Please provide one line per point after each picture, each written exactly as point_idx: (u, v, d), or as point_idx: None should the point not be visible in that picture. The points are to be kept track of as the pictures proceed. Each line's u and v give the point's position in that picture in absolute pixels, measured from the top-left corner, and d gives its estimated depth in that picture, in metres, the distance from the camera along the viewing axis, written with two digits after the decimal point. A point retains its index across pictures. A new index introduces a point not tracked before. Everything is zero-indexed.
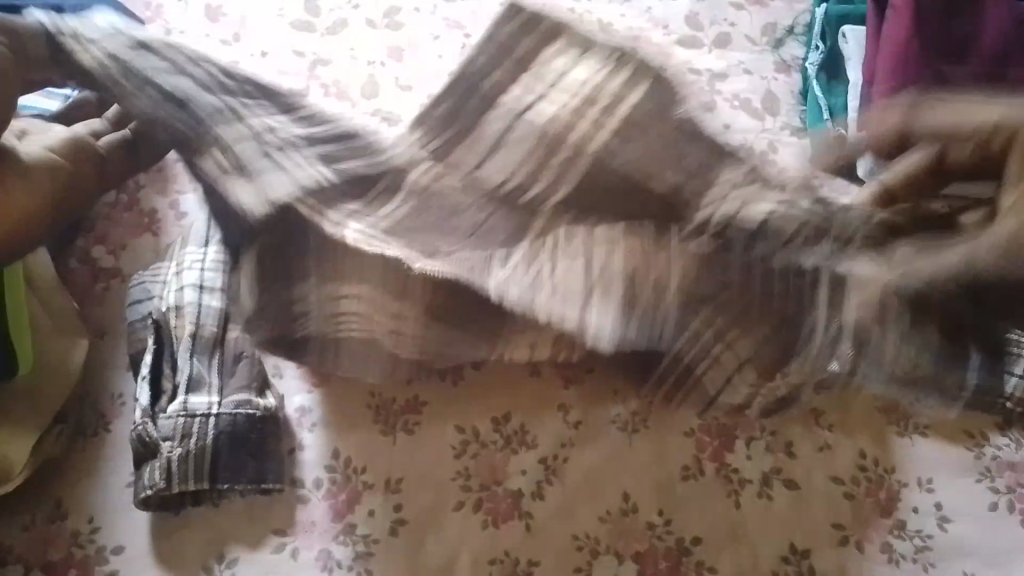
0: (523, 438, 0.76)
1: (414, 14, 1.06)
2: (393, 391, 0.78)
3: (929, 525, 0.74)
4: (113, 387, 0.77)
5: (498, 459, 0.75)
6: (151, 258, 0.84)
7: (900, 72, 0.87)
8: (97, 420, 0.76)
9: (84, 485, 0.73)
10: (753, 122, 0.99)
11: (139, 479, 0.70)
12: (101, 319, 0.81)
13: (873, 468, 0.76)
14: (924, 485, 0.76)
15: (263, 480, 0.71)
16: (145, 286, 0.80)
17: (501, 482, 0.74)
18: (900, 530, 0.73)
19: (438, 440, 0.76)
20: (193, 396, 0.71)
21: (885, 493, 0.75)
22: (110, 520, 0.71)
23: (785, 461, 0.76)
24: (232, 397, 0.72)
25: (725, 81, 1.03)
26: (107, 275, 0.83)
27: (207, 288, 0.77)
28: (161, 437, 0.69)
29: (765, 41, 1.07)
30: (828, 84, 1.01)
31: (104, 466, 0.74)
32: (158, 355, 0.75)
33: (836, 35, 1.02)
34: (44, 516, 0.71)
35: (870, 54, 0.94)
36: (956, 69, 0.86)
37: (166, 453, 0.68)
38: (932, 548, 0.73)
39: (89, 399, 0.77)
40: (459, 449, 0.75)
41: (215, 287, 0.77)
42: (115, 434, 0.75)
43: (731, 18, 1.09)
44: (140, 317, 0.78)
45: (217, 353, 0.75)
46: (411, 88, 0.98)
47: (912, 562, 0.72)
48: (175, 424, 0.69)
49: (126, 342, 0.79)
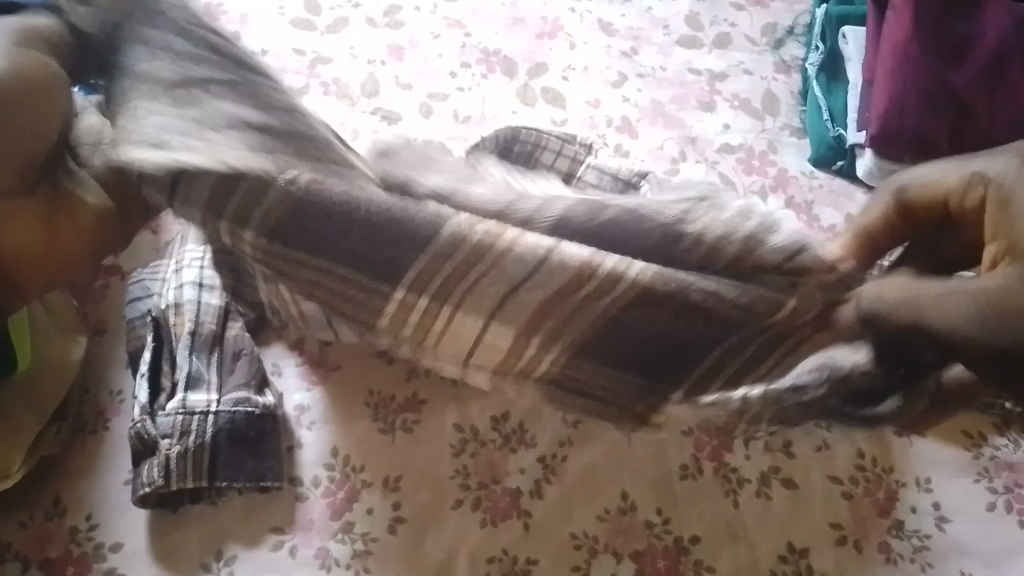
0: (523, 436, 0.76)
1: (414, 13, 1.06)
2: (394, 390, 0.78)
3: (929, 525, 0.74)
4: (113, 385, 0.78)
5: (498, 458, 0.75)
6: (151, 255, 0.84)
7: (901, 73, 0.87)
8: (96, 418, 0.76)
9: (83, 483, 0.73)
10: (753, 123, 1.00)
11: (138, 477, 0.69)
12: (100, 317, 0.81)
13: (871, 467, 0.77)
14: (923, 485, 0.76)
15: (263, 478, 0.71)
16: (144, 284, 0.80)
17: (501, 481, 0.74)
18: (899, 530, 0.74)
19: (438, 437, 0.76)
20: (192, 394, 0.70)
21: (884, 492, 0.75)
22: (108, 517, 0.71)
23: (785, 461, 0.77)
24: (231, 395, 0.71)
25: (725, 81, 1.03)
26: (107, 273, 0.83)
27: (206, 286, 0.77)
28: (160, 435, 0.69)
29: (765, 41, 1.07)
30: (828, 85, 1.00)
31: (103, 463, 0.74)
32: (157, 353, 0.74)
33: (837, 36, 1.02)
34: (42, 513, 0.71)
35: (871, 55, 0.94)
36: (954, 71, 0.86)
37: (165, 451, 0.68)
38: (931, 548, 0.73)
39: (87, 395, 0.77)
40: (458, 447, 0.76)
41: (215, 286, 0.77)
42: (115, 431, 0.75)
43: (731, 18, 1.09)
44: (139, 315, 0.78)
45: (216, 351, 0.75)
46: (412, 88, 0.99)
47: (912, 562, 0.72)
48: (174, 422, 0.68)
49: (126, 340, 0.79)
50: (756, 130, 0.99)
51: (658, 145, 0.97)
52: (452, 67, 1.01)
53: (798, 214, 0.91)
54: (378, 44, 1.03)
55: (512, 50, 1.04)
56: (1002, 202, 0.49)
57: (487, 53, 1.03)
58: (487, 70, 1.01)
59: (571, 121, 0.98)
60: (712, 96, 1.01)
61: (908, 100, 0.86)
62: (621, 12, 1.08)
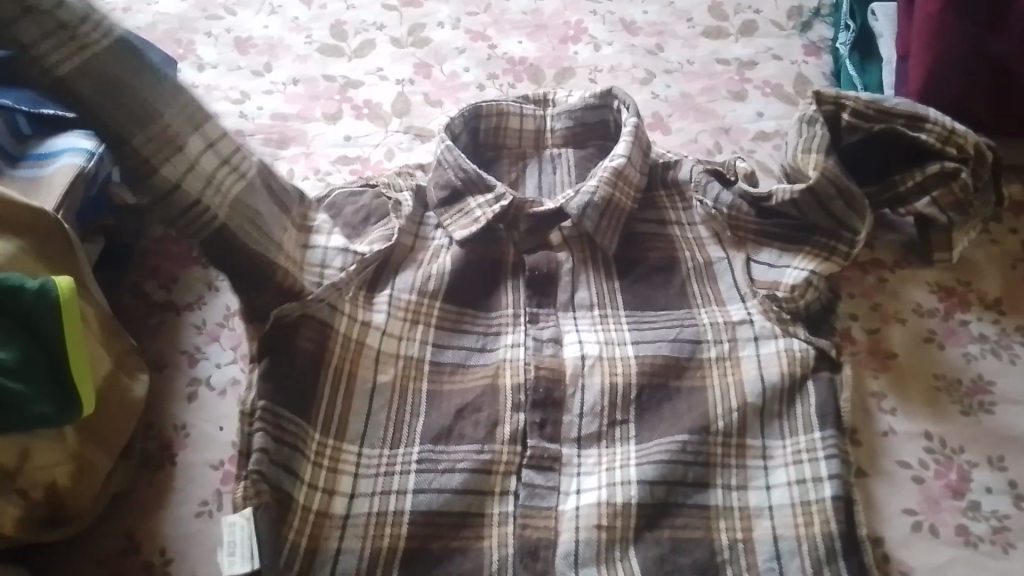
0: (544, 460, 0.74)
1: (438, 28, 1.10)
2: (335, 468, 0.74)
3: (1005, 505, 0.73)
4: (176, 419, 0.79)
5: (539, 491, 0.73)
6: (203, 289, 0.87)
7: (934, 47, 0.90)
8: (163, 453, 0.77)
9: (157, 517, 0.74)
10: (785, 108, 1.01)
11: (325, 403, 0.76)
12: (158, 353, 0.83)
13: (939, 448, 0.76)
14: (994, 463, 0.75)
15: (326, 513, 0.72)
16: (321, 419, 0.75)
17: (555, 507, 0.73)
18: (974, 512, 0.72)
19: (448, 484, 0.73)
20: (348, 424, 0.76)
21: (955, 474, 0.75)
22: (182, 549, 0.72)
23: (867, 465, 0.75)
24: (400, 284, 0.83)
25: (754, 69, 1.05)
26: (161, 309, 0.86)
27: (363, 436, 0.76)
28: (389, 515, 0.72)
29: (792, 24, 1.10)
30: (861, 64, 1.04)
31: (173, 497, 0.75)
32: (329, 407, 0.76)
33: (865, 13, 1.07)
34: (117, 550, 0.72)
35: (903, 33, 0.97)
36: (994, 37, 0.88)
37: (357, 522, 0.71)
38: (1010, 528, 0.71)
39: (152, 430, 0.78)
40: (452, 482, 0.73)
41: (349, 411, 0.77)
42: (182, 464, 0.77)
43: (755, 4, 1.12)
44: (334, 431, 0.75)
45: (384, 412, 0.77)
46: (441, 104, 1.02)
47: (992, 544, 0.71)
48: (365, 526, 0.71)
49: (333, 421, 0.76)
50: (790, 115, 1.00)
51: (692, 138, 0.99)
52: (479, 79, 1.05)
53: (811, 261, 0.83)
54: (404, 62, 1.06)
55: (536, 56, 1.07)
56: (949, 228, 0.85)
57: (512, 62, 1.06)
58: (513, 79, 1.05)
59: (568, 155, 0.95)
60: (742, 85, 1.03)
61: (944, 72, 0.90)
62: (642, 9, 1.12)
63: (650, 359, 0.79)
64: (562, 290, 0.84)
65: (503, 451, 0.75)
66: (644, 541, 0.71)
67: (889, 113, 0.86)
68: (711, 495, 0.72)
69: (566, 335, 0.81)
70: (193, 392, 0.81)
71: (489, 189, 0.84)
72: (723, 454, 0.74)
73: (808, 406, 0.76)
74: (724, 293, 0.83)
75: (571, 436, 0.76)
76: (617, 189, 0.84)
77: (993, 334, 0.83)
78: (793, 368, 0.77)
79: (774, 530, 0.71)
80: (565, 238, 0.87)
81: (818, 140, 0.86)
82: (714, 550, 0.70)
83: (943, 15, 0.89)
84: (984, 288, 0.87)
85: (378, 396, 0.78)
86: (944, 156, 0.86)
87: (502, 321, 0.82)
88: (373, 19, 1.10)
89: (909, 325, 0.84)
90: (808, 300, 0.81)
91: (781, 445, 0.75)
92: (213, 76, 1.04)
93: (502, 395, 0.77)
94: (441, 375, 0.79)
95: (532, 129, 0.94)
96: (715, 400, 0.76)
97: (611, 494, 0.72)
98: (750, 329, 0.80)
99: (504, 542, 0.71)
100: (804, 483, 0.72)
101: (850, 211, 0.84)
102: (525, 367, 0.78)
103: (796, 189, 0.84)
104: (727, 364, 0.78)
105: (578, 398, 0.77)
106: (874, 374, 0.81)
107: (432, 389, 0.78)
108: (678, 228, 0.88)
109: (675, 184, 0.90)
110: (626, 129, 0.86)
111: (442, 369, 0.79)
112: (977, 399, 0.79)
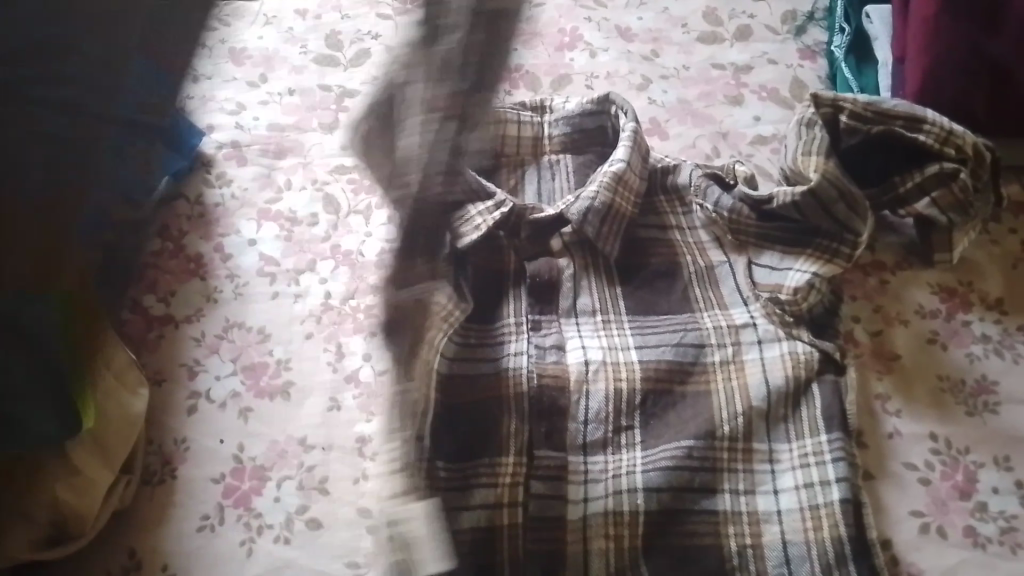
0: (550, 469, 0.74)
1: None
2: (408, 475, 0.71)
3: (1012, 506, 0.72)
4: (177, 433, 0.79)
5: (549, 503, 0.73)
6: (202, 302, 0.87)
7: (929, 53, 0.91)
8: (164, 467, 0.77)
9: (158, 532, 0.73)
10: (783, 111, 1.01)
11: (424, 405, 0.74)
12: (158, 367, 0.82)
13: (945, 449, 0.76)
14: (1001, 463, 0.75)
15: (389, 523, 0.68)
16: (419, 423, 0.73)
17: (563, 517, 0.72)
18: (981, 513, 0.72)
19: (470, 499, 0.72)
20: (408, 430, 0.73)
21: (961, 475, 0.74)
22: (184, 564, 0.71)
23: (873, 468, 0.75)
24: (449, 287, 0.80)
25: (750, 73, 1.05)
26: (160, 323, 0.85)
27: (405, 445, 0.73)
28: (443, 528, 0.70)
29: (786, 28, 1.10)
30: (857, 67, 1.04)
31: (174, 512, 0.74)
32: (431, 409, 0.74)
33: (860, 17, 1.06)
34: (118, 567, 0.71)
35: (900, 31, 0.97)
36: (989, 41, 0.88)
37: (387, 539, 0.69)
38: (1018, 528, 0.71)
39: (153, 445, 0.78)
40: (465, 497, 0.72)
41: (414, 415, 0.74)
42: (182, 479, 0.76)
43: (750, 8, 1.12)
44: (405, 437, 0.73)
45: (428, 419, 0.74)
46: None
47: (1000, 545, 0.70)
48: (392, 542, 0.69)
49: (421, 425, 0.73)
50: (787, 119, 1.00)
51: (690, 143, 0.99)
52: None
53: (812, 263, 0.83)
54: None
55: (533, 64, 1.07)
56: (949, 228, 0.85)
57: None
58: (510, 87, 1.05)
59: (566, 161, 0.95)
60: (739, 89, 1.03)
61: (941, 77, 0.91)
62: (637, 16, 1.12)
63: (653, 365, 0.79)
64: (568, 295, 0.84)
65: (510, 463, 0.74)
66: (652, 551, 0.70)
67: (888, 114, 0.86)
68: (717, 501, 0.72)
69: (569, 341, 0.81)
70: (194, 405, 0.80)
71: (489, 197, 0.85)
72: (728, 458, 0.74)
73: (813, 409, 0.75)
74: (726, 298, 0.83)
75: (578, 443, 0.76)
76: (617, 194, 0.84)
77: (995, 333, 0.83)
78: (797, 372, 0.77)
79: (782, 535, 0.70)
80: (566, 244, 0.86)
81: (816, 143, 0.86)
82: (722, 555, 0.70)
83: (937, 20, 0.89)
84: (986, 287, 0.87)
85: (409, 404, 0.75)
86: (944, 156, 0.85)
87: (505, 328, 0.81)
88: (369, 29, 1.10)
89: (912, 326, 0.84)
90: (811, 304, 0.81)
91: (787, 449, 0.74)
92: (209, 88, 1.03)
93: (507, 405, 0.76)
94: (455, 385, 0.77)
95: (530, 135, 0.95)
96: (720, 404, 0.76)
97: (617, 503, 0.72)
98: (753, 333, 0.80)
99: (512, 555, 0.70)
100: (811, 487, 0.72)
101: (851, 212, 0.83)
102: (528, 374, 0.78)
103: (796, 192, 0.83)
104: (731, 369, 0.78)
105: (583, 405, 0.77)
106: (879, 376, 0.81)
107: (446, 400, 0.76)
108: (679, 232, 0.88)
109: (675, 188, 0.90)
110: (625, 134, 0.86)
111: (455, 381, 0.77)
112: (982, 399, 0.79)
